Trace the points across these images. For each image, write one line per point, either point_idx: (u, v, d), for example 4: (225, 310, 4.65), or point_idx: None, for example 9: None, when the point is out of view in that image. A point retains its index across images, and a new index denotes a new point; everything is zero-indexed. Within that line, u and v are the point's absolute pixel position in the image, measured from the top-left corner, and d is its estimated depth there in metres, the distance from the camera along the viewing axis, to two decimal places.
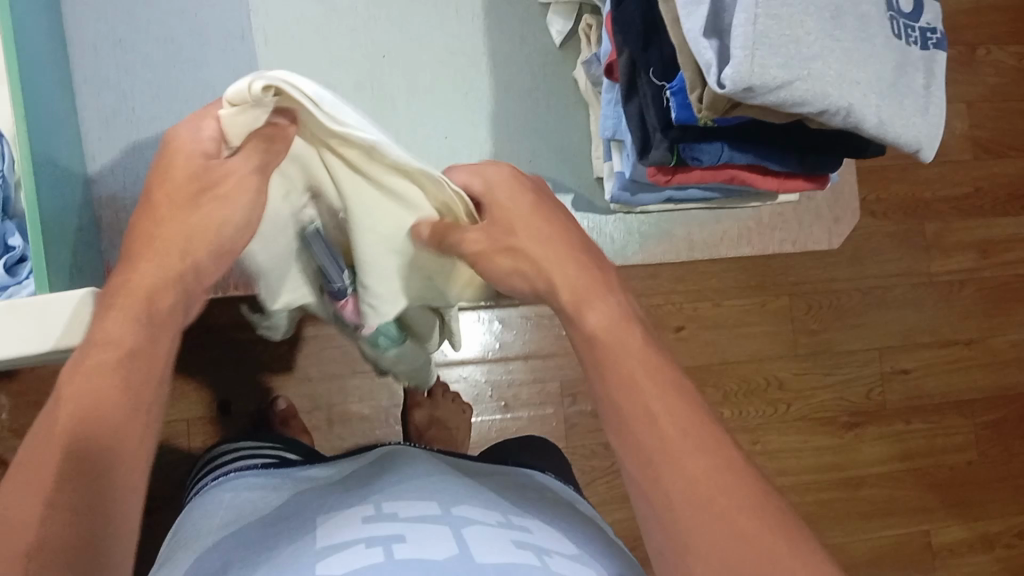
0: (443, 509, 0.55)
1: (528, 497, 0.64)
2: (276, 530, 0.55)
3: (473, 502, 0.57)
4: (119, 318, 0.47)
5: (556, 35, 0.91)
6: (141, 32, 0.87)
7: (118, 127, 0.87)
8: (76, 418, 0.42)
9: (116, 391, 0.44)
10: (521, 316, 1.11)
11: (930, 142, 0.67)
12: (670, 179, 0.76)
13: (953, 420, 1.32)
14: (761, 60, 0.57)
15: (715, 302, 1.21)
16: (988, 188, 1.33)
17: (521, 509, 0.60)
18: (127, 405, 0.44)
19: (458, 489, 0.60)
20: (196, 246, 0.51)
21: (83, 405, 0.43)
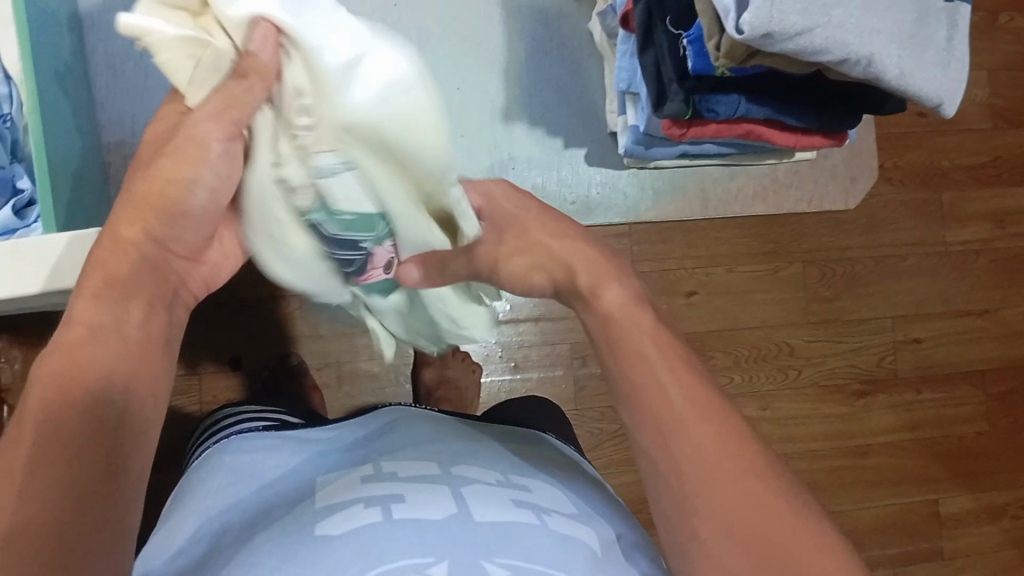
0: (443, 470, 0.55)
1: (530, 457, 0.64)
2: (285, 493, 0.56)
3: (471, 463, 0.58)
4: (108, 284, 0.45)
5: None
6: None
7: (124, 75, 0.84)
8: (72, 365, 0.41)
9: (112, 348, 0.43)
10: None
11: (951, 97, 0.66)
12: (685, 132, 0.75)
13: (964, 391, 1.31)
14: (781, 5, 0.55)
15: (727, 267, 1.20)
16: (1007, 157, 1.31)
17: (525, 468, 0.61)
18: (130, 361, 0.43)
19: (457, 451, 0.60)
20: (159, 214, 0.48)
21: (77, 354, 0.41)
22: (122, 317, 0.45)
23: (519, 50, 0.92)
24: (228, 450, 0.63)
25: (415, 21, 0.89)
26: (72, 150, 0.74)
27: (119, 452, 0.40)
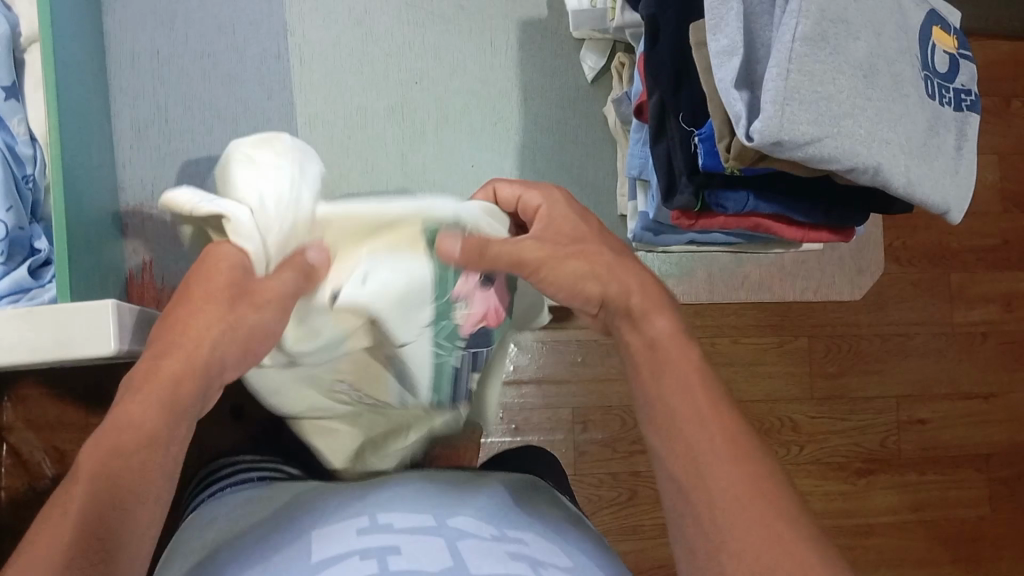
0: (437, 520, 0.55)
1: (528, 503, 0.64)
2: (269, 538, 0.55)
3: (468, 513, 0.57)
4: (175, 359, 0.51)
5: (588, 70, 0.90)
6: (181, 44, 0.85)
7: (151, 137, 0.84)
8: (104, 459, 0.44)
9: (177, 387, 0.50)
10: (536, 341, 1.11)
11: (958, 205, 0.66)
12: (694, 224, 0.76)
13: (968, 473, 1.30)
14: (791, 116, 0.57)
15: (733, 338, 1.20)
16: (1016, 241, 1.33)
17: (519, 515, 0.60)
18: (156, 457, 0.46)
19: (452, 500, 0.60)
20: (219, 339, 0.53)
21: (111, 450, 0.45)
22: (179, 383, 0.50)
23: (535, 126, 0.92)
24: (214, 511, 0.63)
25: (432, 95, 0.89)
26: (90, 212, 0.74)
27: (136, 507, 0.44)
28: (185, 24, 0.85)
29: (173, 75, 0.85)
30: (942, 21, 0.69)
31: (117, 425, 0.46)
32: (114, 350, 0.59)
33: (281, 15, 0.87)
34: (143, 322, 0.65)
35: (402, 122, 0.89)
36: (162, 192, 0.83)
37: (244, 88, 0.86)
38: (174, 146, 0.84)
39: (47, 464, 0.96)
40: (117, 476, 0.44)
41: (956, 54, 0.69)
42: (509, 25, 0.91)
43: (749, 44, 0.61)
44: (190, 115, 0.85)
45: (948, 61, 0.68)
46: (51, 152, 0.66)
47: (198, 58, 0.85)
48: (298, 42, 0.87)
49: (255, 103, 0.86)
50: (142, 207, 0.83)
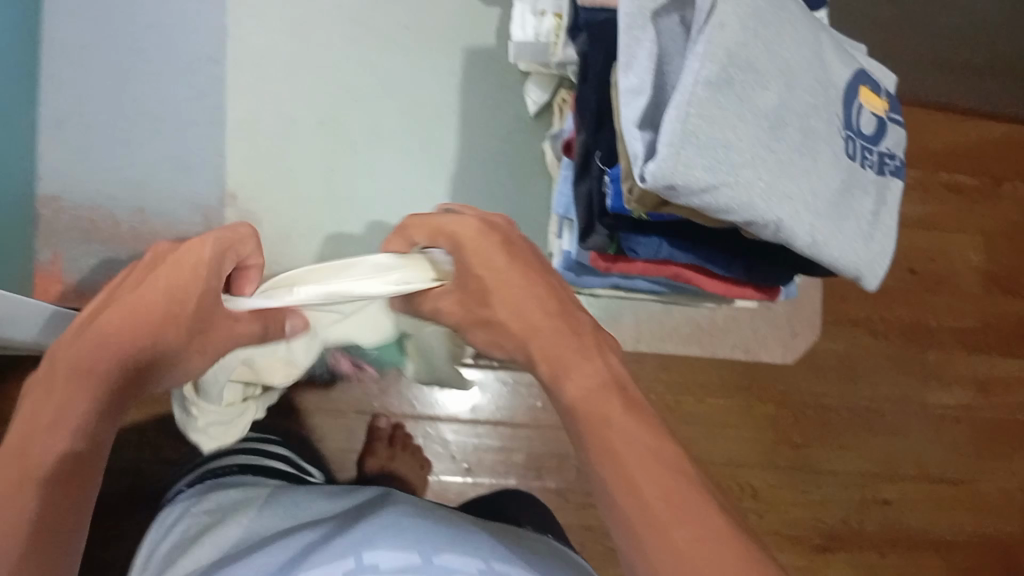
0: (423, 559, 0.52)
1: (507, 543, 0.61)
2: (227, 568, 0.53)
3: (456, 550, 0.55)
4: (122, 320, 0.49)
5: (530, 105, 0.89)
6: (113, 40, 0.84)
7: (70, 131, 0.82)
8: (38, 431, 0.43)
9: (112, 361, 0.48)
10: (498, 380, 1.09)
11: (873, 271, 0.64)
12: (611, 267, 0.74)
13: (933, 561, 1.25)
14: (685, 160, 0.55)
15: (698, 397, 1.17)
16: (996, 325, 1.31)
17: (496, 553, 0.57)
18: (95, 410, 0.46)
19: (448, 539, 0.57)
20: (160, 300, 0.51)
21: (47, 418, 0.44)
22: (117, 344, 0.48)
23: (479, 159, 0.91)
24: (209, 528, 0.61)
25: (371, 117, 0.88)
26: None
27: (79, 496, 0.43)
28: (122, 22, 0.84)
29: (93, 66, 0.83)
30: (874, 82, 0.66)
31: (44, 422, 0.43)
32: None
33: (219, 23, 0.86)
34: (11, 304, 0.62)
35: (334, 140, 0.88)
36: (86, 191, 0.82)
37: (168, 88, 0.85)
38: (94, 142, 0.83)
39: None
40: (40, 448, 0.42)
41: (885, 116, 0.67)
42: (454, 53, 0.90)
43: (658, 88, 0.60)
44: (112, 110, 0.83)
45: (875, 122, 0.66)
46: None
47: (128, 55, 0.84)
48: (235, 51, 0.86)
49: (184, 107, 0.85)
50: (59, 199, 0.81)
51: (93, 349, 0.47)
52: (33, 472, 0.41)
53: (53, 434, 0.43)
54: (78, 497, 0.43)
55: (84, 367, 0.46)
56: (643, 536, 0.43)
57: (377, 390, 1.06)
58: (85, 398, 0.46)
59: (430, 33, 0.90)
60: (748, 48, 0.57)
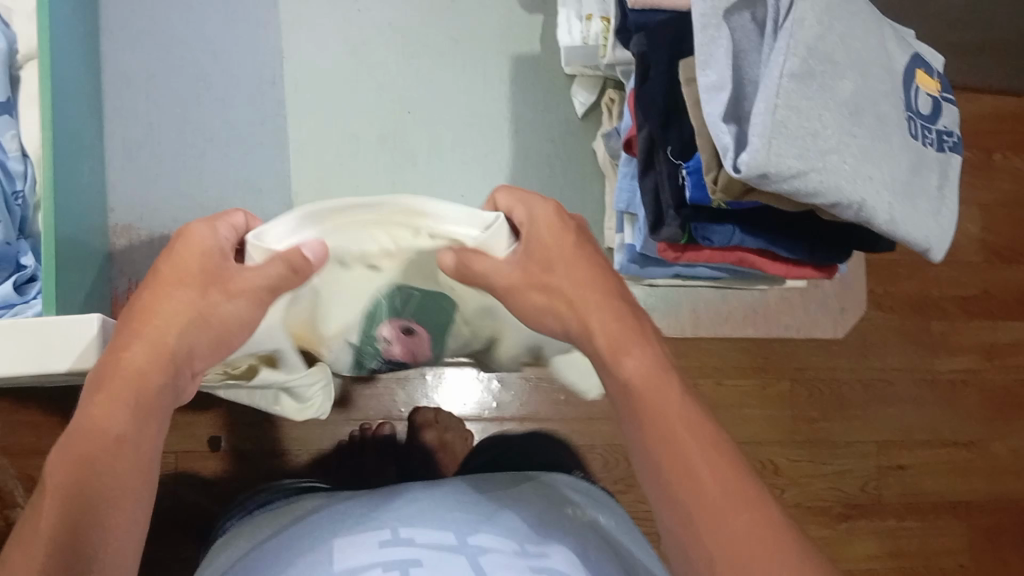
0: (459, 538, 0.55)
1: (547, 509, 0.64)
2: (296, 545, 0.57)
3: (494, 527, 0.58)
4: (159, 309, 0.50)
5: (579, 106, 0.94)
6: (176, 70, 0.90)
7: (141, 160, 0.89)
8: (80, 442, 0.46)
9: (140, 360, 0.49)
10: (520, 377, 1.10)
11: (940, 243, 0.67)
12: (680, 256, 0.77)
13: (947, 521, 1.30)
14: (778, 149, 0.58)
15: (717, 381, 1.20)
16: (997, 292, 1.36)
17: (543, 522, 0.61)
18: (133, 415, 0.47)
19: (485, 512, 0.61)
20: (189, 277, 0.51)
21: (91, 428, 0.46)
22: (142, 346, 0.49)
23: (521, 162, 0.96)
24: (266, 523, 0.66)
25: (427, 125, 0.94)
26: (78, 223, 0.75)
27: (113, 502, 0.44)
28: (183, 52, 0.90)
29: (166, 99, 0.90)
30: (926, 65, 0.70)
31: (85, 423, 0.46)
32: (93, 367, 0.59)
33: (277, 45, 0.92)
34: None
35: (396, 152, 0.93)
36: (151, 215, 0.88)
37: (234, 112, 0.91)
38: (164, 169, 0.89)
39: (19, 492, 0.95)
40: (88, 460, 0.45)
41: (938, 97, 0.71)
42: (504, 60, 0.96)
43: (737, 82, 0.63)
44: (181, 134, 0.90)
45: (931, 103, 0.70)
46: (43, 152, 0.67)
47: (193, 84, 0.90)
48: (293, 71, 0.92)
49: (252, 129, 0.91)
50: (130, 228, 0.87)
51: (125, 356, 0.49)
52: (64, 481, 0.44)
53: (92, 441, 0.46)
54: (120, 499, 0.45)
55: (117, 377, 0.48)
56: (694, 517, 0.47)
57: (405, 397, 1.07)
58: (123, 398, 0.48)
59: (478, 43, 0.96)
60: (825, 40, 0.61)
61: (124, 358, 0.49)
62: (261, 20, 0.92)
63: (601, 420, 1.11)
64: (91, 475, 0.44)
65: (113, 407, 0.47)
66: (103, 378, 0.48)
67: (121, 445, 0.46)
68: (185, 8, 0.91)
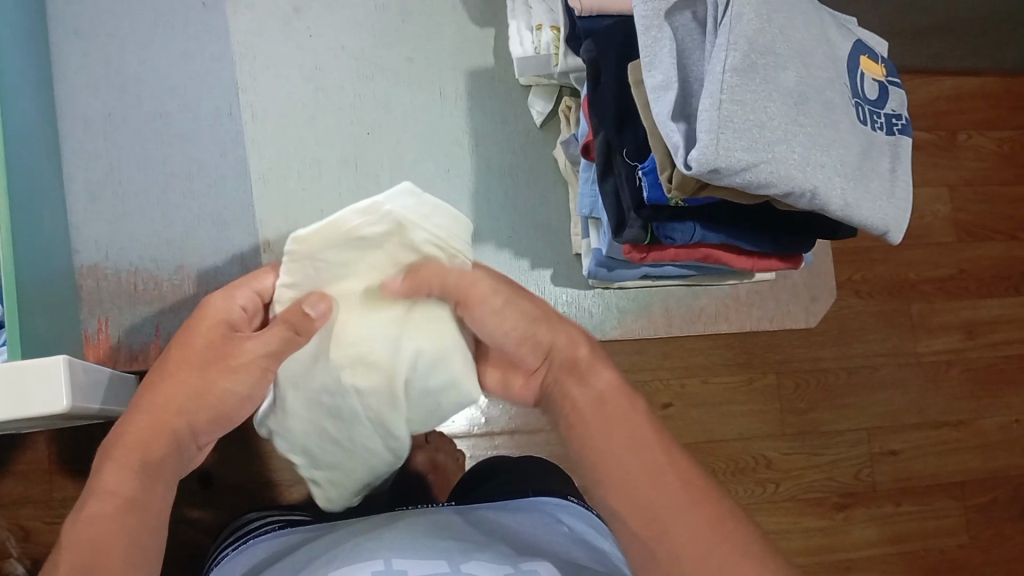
0: (453, 567, 0.55)
1: (545, 542, 0.64)
2: None
3: (484, 556, 0.57)
4: (171, 385, 0.56)
5: (536, 115, 0.94)
6: (131, 108, 0.91)
7: (103, 200, 0.89)
8: (97, 496, 0.50)
9: (148, 440, 0.54)
10: None
11: (898, 225, 0.68)
12: (645, 257, 0.78)
13: (944, 502, 1.30)
14: (726, 144, 0.58)
15: (703, 379, 1.21)
16: (972, 270, 1.37)
17: (542, 556, 0.59)
18: (142, 478, 0.52)
19: (470, 544, 0.60)
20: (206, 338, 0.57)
21: (105, 487, 0.50)
22: (154, 433, 0.54)
23: (486, 176, 0.96)
24: (236, 565, 0.65)
25: (388, 146, 0.95)
26: (45, 269, 0.76)
27: (141, 537, 0.49)
28: (136, 90, 0.91)
29: (124, 134, 0.90)
30: (870, 51, 0.71)
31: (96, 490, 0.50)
32: (65, 407, 0.60)
33: (231, 75, 0.93)
34: (89, 383, 0.65)
35: (360, 177, 0.93)
36: (118, 254, 0.88)
37: (195, 145, 0.91)
38: (128, 206, 0.89)
39: (12, 543, 0.93)
40: (98, 507, 0.49)
41: (885, 81, 0.71)
42: (460, 77, 0.97)
43: (683, 81, 0.63)
44: (144, 167, 0.90)
45: (877, 87, 0.70)
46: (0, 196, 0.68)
47: (152, 121, 0.91)
48: (250, 100, 0.93)
49: (210, 161, 0.91)
50: (97, 269, 0.88)
51: (136, 435, 0.54)
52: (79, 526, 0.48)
53: (104, 495, 0.50)
54: (133, 540, 0.48)
55: (128, 449, 0.53)
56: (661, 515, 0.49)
57: None
58: (128, 464, 0.52)
59: (432, 63, 0.97)
60: (765, 33, 0.62)
61: (133, 433, 0.54)
62: (217, 52, 0.93)
63: None
64: (106, 533, 0.48)
65: (126, 480, 0.51)
66: (114, 454, 0.53)
67: (129, 504, 0.50)
68: (140, 45, 0.92)
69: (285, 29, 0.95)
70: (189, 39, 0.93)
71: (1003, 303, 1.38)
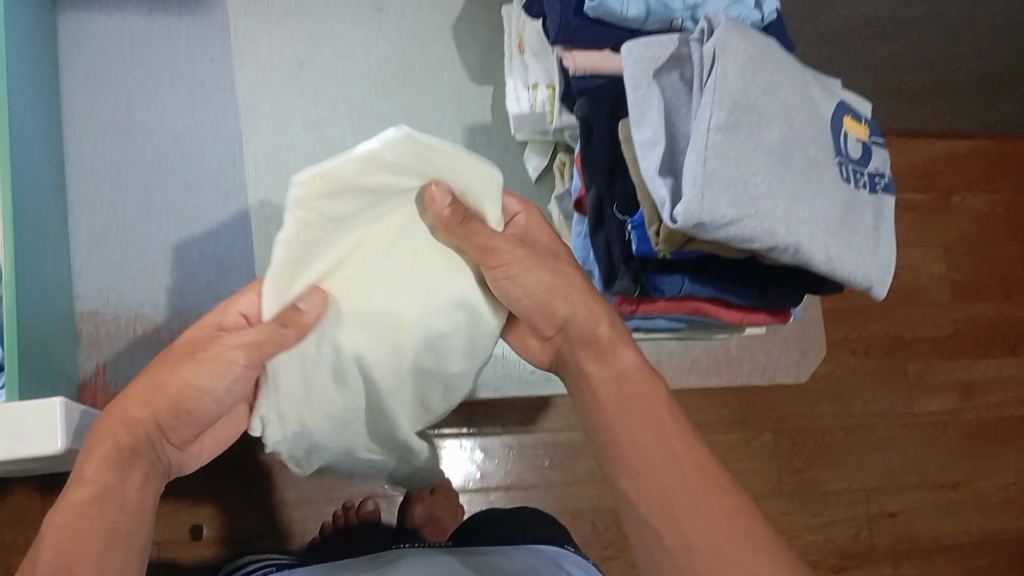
0: None
1: None
2: None
3: None
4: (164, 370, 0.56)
5: (532, 170, 0.96)
6: (138, 158, 0.93)
7: (106, 246, 0.91)
8: (87, 482, 0.51)
9: (139, 420, 0.54)
10: (503, 445, 1.12)
11: (881, 279, 0.69)
12: (635, 309, 0.79)
13: (943, 565, 1.29)
14: (711, 199, 0.60)
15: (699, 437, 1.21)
16: (967, 330, 1.38)
17: None
18: (126, 464, 0.53)
19: None
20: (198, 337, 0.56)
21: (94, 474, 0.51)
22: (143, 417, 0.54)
23: None
24: None
25: None
26: (46, 313, 0.77)
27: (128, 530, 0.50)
28: (142, 140, 0.94)
29: (128, 182, 0.93)
30: (853, 111, 0.73)
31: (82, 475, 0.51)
32: (60, 449, 0.61)
33: (235, 126, 0.96)
34: (84, 426, 0.66)
35: None
36: (119, 301, 0.90)
37: (199, 194, 0.94)
38: (132, 252, 0.91)
39: None
40: (88, 492, 0.50)
41: (868, 141, 0.73)
42: (459, 132, 0.99)
43: (670, 138, 0.66)
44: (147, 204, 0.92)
45: (861, 146, 0.72)
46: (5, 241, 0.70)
47: (157, 170, 0.94)
48: (253, 151, 0.95)
49: (213, 211, 0.93)
50: (97, 313, 0.89)
51: (125, 418, 0.54)
52: (69, 511, 0.49)
53: (90, 479, 0.51)
54: (119, 536, 0.50)
55: (119, 431, 0.53)
56: (675, 499, 0.54)
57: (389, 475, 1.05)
58: (111, 453, 0.53)
59: (432, 119, 0.99)
60: (749, 92, 0.64)
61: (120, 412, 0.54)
62: (220, 104, 0.96)
63: (585, 484, 1.13)
64: (91, 524, 0.49)
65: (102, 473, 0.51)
66: (107, 440, 0.53)
67: (107, 498, 0.50)
68: (146, 96, 0.95)
69: (290, 82, 0.97)
70: (194, 91, 0.96)
71: (999, 364, 1.39)
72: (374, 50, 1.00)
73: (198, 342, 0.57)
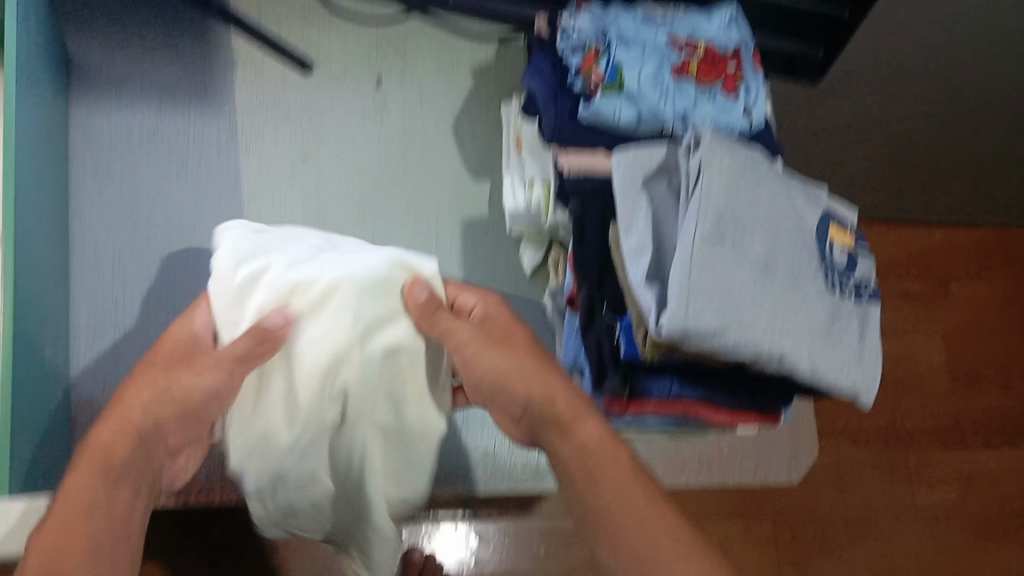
0: None
1: None
2: None
3: None
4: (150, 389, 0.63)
5: (526, 265, 0.93)
6: (142, 234, 0.89)
7: (108, 327, 0.86)
8: (76, 498, 0.56)
9: (126, 428, 0.61)
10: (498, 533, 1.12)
11: (868, 388, 0.69)
12: (625, 411, 0.77)
13: None
14: (694, 310, 0.61)
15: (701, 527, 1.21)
16: (968, 421, 1.38)
17: None
18: (115, 474, 0.59)
19: None
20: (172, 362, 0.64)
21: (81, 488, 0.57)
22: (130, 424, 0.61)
23: None
24: None
25: None
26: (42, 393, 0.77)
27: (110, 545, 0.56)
28: (145, 215, 0.90)
29: (131, 259, 0.89)
30: (838, 219, 0.75)
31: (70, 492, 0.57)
32: None
33: None
34: None
35: None
36: None
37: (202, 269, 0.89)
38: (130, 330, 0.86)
39: None
40: (73, 507, 0.56)
41: (854, 248, 0.74)
42: None
43: (657, 247, 0.67)
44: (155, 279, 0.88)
45: (846, 254, 0.74)
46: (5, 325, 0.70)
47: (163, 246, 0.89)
48: None
49: None
50: None
51: (113, 431, 0.61)
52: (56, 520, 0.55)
53: (78, 495, 0.57)
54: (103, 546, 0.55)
55: (108, 442, 0.60)
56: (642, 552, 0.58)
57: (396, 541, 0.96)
58: (98, 464, 0.59)
59: None
60: (732, 206, 0.66)
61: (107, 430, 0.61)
62: None
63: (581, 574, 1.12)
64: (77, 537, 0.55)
65: (93, 483, 0.57)
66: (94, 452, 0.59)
67: (93, 513, 0.56)
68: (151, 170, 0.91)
69: None
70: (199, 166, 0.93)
71: (1002, 457, 1.38)
72: (377, 145, 0.96)
73: (176, 366, 0.64)
